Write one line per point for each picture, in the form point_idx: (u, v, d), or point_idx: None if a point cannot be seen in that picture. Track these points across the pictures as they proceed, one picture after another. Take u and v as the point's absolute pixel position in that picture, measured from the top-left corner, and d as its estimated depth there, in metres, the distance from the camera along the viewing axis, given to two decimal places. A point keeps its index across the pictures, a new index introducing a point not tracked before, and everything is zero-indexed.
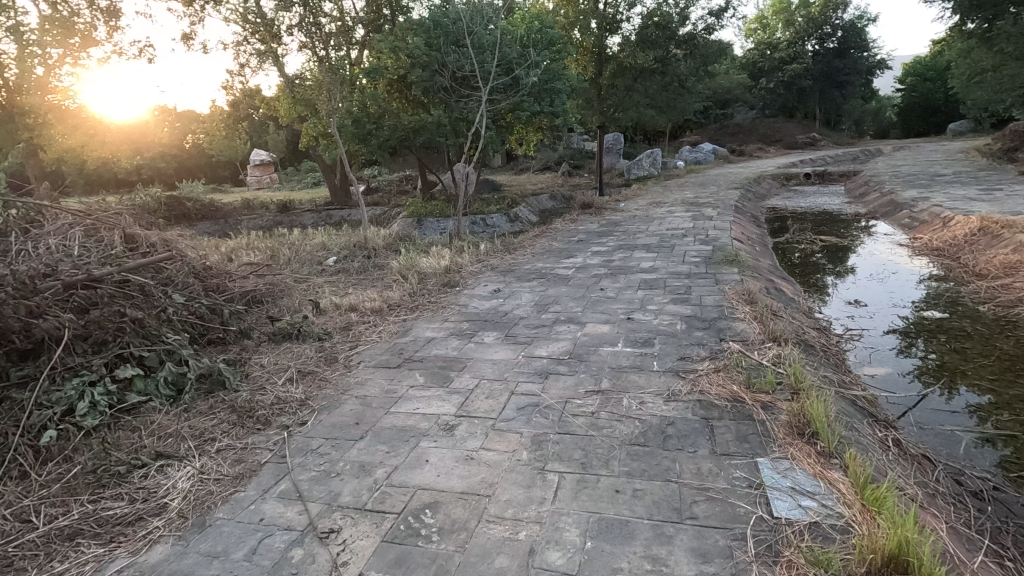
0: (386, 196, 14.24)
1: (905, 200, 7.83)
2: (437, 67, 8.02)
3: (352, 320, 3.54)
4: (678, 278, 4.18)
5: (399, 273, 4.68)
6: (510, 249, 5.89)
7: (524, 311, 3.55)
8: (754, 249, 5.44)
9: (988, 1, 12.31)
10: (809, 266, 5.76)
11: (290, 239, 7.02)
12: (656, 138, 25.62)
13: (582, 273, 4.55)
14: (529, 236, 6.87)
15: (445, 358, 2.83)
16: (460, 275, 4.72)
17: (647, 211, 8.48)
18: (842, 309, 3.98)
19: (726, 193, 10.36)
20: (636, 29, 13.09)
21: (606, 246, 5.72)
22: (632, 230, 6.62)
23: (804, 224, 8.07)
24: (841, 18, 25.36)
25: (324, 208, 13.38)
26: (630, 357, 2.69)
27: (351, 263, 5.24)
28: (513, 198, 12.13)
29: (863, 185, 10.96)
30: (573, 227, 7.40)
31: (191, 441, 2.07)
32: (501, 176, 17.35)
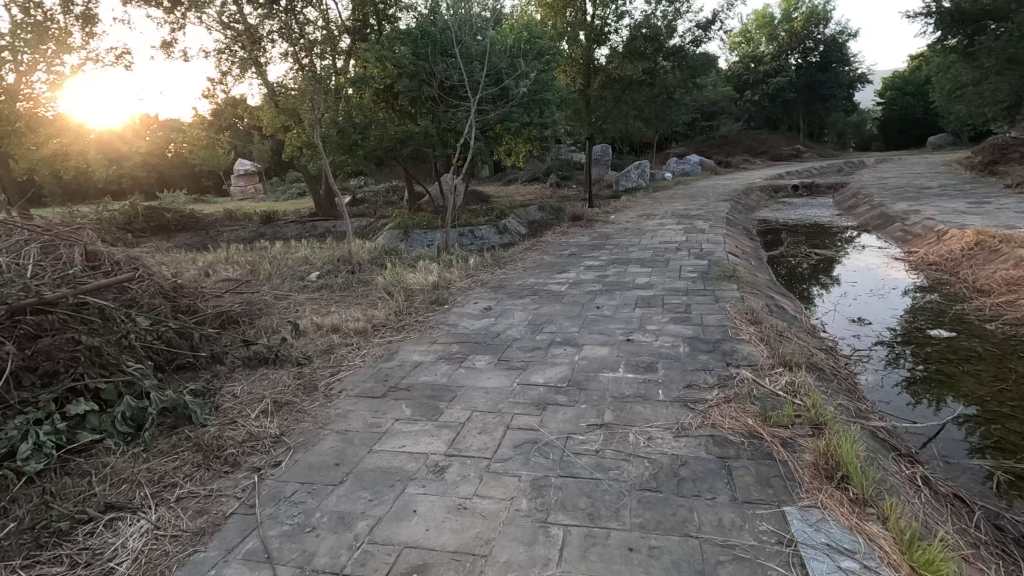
0: (372, 207, 14.03)
1: (896, 213, 7.81)
2: (427, 77, 7.90)
3: (334, 342, 3.32)
4: (676, 295, 4.02)
5: (385, 290, 4.47)
6: (500, 263, 5.71)
7: (518, 331, 3.36)
8: (751, 264, 5.32)
9: (969, 17, 12.52)
10: (804, 279, 5.64)
11: (272, 252, 6.79)
12: (643, 149, 25.74)
13: (576, 290, 4.38)
14: (519, 249, 6.70)
15: (434, 386, 2.63)
16: (449, 292, 4.53)
17: (639, 223, 8.37)
18: (846, 327, 3.84)
19: (716, 205, 10.31)
20: (624, 41, 13.10)
21: (600, 260, 5.57)
22: (625, 243, 6.48)
23: (796, 237, 8.01)
24: (823, 33, 25.79)
25: (308, 219, 13.12)
26: (633, 384, 2.51)
27: (335, 279, 5.02)
28: (502, 209, 11.97)
29: (851, 197, 10.99)
30: (564, 240, 7.25)
31: (148, 488, 1.84)
32: (488, 187, 17.21)
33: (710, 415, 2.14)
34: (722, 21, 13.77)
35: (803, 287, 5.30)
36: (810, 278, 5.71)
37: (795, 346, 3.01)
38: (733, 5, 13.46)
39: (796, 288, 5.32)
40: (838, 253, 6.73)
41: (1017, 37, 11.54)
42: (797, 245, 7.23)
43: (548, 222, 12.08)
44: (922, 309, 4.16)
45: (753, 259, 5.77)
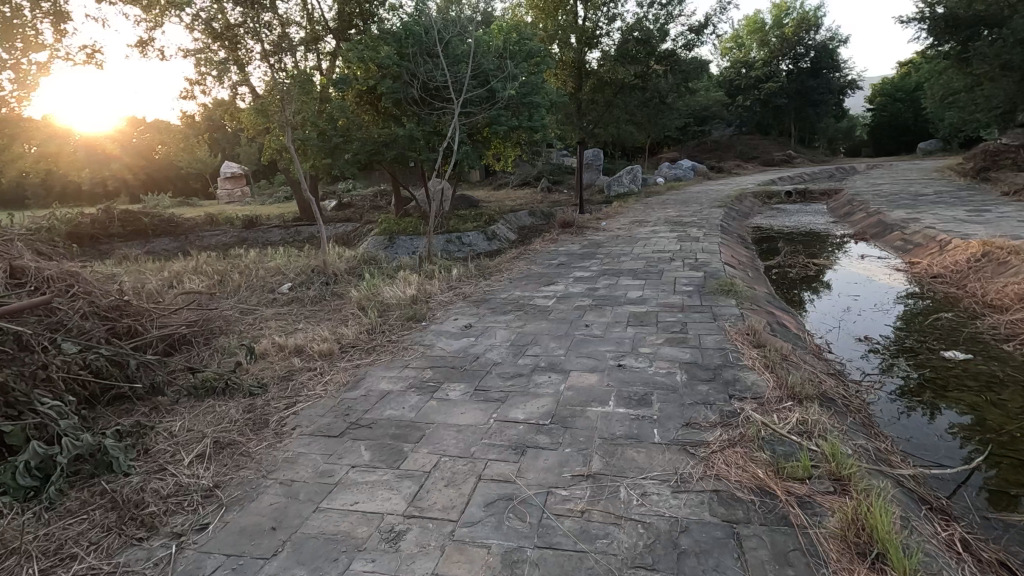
0: (358, 212, 13.71)
1: (894, 221, 7.61)
2: (410, 78, 7.61)
3: (296, 367, 3.00)
4: (671, 312, 3.74)
5: (359, 305, 4.16)
6: (485, 274, 5.42)
7: (499, 354, 3.06)
8: (748, 276, 5.05)
9: (963, 22, 12.40)
10: (803, 291, 5.39)
11: (247, 260, 6.47)
12: (634, 154, 25.61)
13: (563, 305, 4.09)
14: (506, 258, 6.42)
15: (399, 422, 2.32)
16: (428, 306, 4.22)
17: (630, 231, 8.11)
18: (853, 347, 3.58)
19: (709, 212, 10.08)
20: (615, 44, 12.89)
21: (590, 271, 5.29)
22: (616, 252, 6.22)
23: (792, 245, 7.78)
24: (814, 39, 25.81)
25: (293, 224, 12.79)
26: (624, 422, 2.21)
27: (307, 291, 4.71)
28: (491, 215, 11.69)
29: (846, 203, 10.81)
30: (553, 248, 6.98)
31: (39, 564, 1.53)
32: (479, 191, 16.93)
33: (713, 463, 1.85)
34: (715, 25, 13.60)
35: (804, 300, 5.04)
36: (808, 289, 5.48)
37: (803, 373, 2.73)
38: (726, 9, 13.30)
39: (794, 300, 5.09)
40: (837, 262, 6.50)
41: (1012, 43, 11.20)
42: (794, 254, 7.00)
43: (538, 228, 11.81)
44: (931, 325, 3.90)
45: (750, 270, 5.51)
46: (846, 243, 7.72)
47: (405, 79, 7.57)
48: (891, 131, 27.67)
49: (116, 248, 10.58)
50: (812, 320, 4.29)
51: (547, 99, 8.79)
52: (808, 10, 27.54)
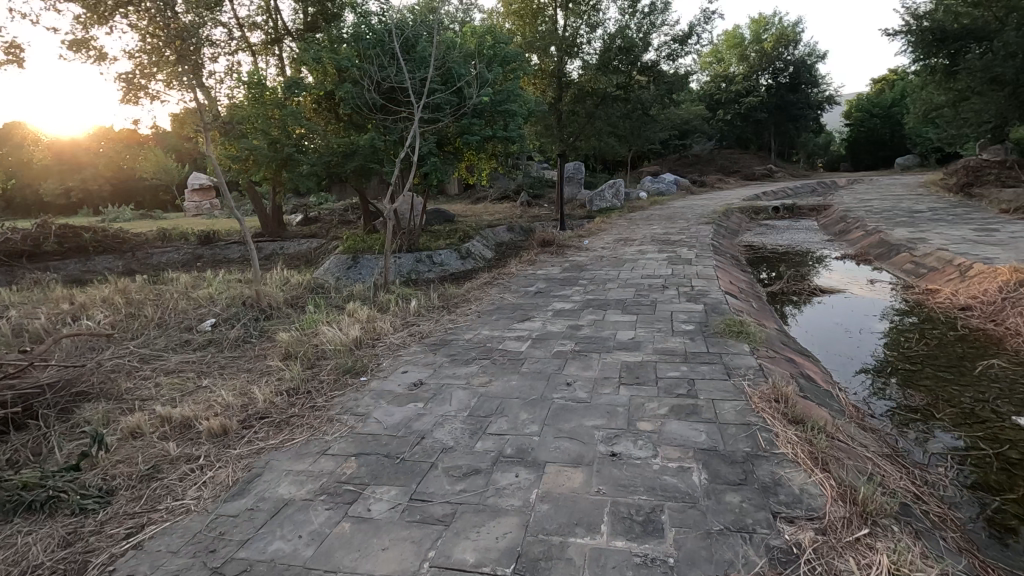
0: (325, 227, 12.90)
1: (897, 241, 7.04)
2: (372, 82, 6.88)
3: (169, 455, 2.18)
4: (671, 362, 3.03)
5: (286, 353, 3.36)
6: (451, 305, 4.65)
7: (450, 434, 2.29)
8: (753, 309, 4.36)
9: (951, 35, 12.10)
10: (814, 324, 4.70)
11: (179, 285, 5.63)
12: (616, 168, 25.26)
13: (539, 350, 3.36)
14: (477, 284, 5.68)
15: (283, 572, 1.52)
16: (373, 352, 3.45)
17: (615, 250, 7.46)
18: (899, 407, 2.86)
19: (697, 229, 9.49)
20: (597, 53, 12.36)
21: (571, 302, 4.57)
22: (600, 277, 5.54)
23: (790, 267, 7.16)
24: (792, 54, 25.81)
25: (252, 240, 11.91)
26: (624, 572, 1.46)
27: (230, 331, 3.88)
28: (466, 231, 10.97)
29: (839, 220, 10.31)
30: (530, 271, 6.27)
31: None
32: (455, 205, 16.18)
33: None
34: (699, 35, 13.18)
35: (817, 335, 4.34)
36: (817, 321, 4.79)
37: (862, 467, 2.01)
38: (711, 18, 12.87)
39: (807, 334, 4.40)
40: (842, 287, 5.87)
41: (1003, 56, 10.82)
42: (792, 279, 6.37)
43: (516, 246, 11.09)
44: (983, 375, 3.18)
45: (755, 301, 4.81)
46: (843, 265, 7.13)
47: (366, 82, 6.82)
48: (868, 146, 27.76)
49: (51, 268, 9.65)
50: (835, 366, 3.57)
51: (525, 108, 8.12)
52: (787, 26, 27.61)
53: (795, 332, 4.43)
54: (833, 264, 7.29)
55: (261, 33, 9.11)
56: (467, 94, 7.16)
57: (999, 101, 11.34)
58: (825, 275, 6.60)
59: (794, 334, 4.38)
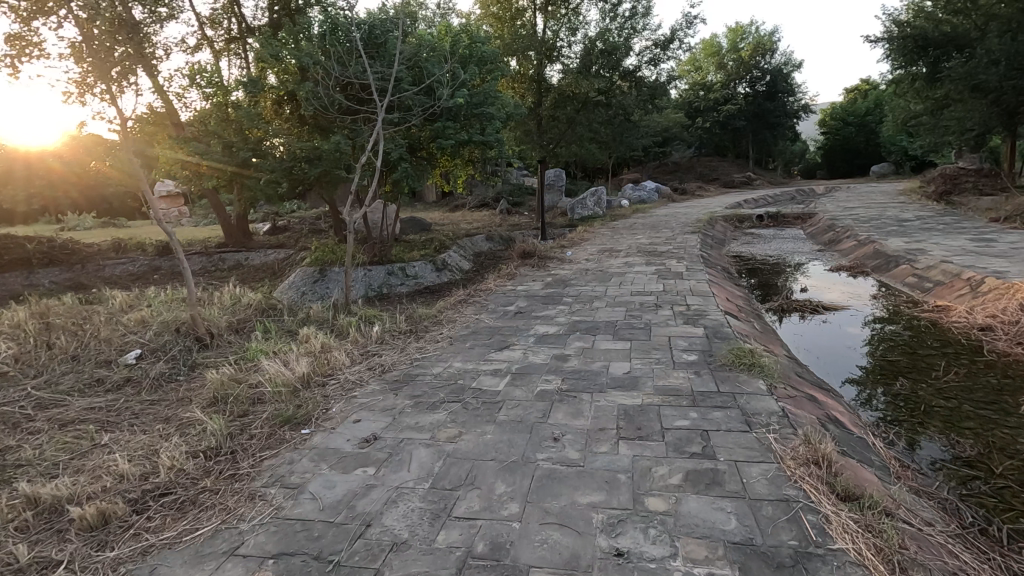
0: (294, 237, 12.24)
1: (894, 252, 6.70)
2: (337, 80, 6.34)
3: (18, 564, 1.61)
4: (677, 406, 2.53)
5: (215, 396, 2.78)
6: (419, 329, 4.11)
7: (404, 521, 1.76)
8: (759, 333, 3.91)
9: (932, 42, 11.99)
10: (823, 346, 4.26)
11: (113, 304, 4.99)
12: (596, 175, 24.99)
13: (520, 390, 2.85)
14: (451, 301, 5.16)
15: None
16: (323, 393, 2.89)
17: (600, 263, 7.01)
18: (945, 458, 2.39)
19: (684, 239, 9.11)
20: (578, 57, 11.98)
21: (556, 325, 4.08)
22: (586, 295, 5.06)
23: (781, 280, 6.78)
24: (769, 63, 25.93)
25: (215, 251, 11.20)
26: None
27: (155, 365, 3.29)
28: (443, 241, 10.45)
29: (827, 229, 10.03)
30: (510, 287, 5.77)
31: None
32: (432, 213, 15.65)
33: None
34: (682, 40, 12.91)
35: (829, 359, 3.89)
36: (825, 343, 4.35)
37: (942, 566, 1.55)
38: (693, 23, 12.62)
39: (813, 356, 4.02)
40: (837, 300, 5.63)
41: (986, 63, 10.69)
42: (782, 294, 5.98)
43: (495, 257, 10.58)
44: None
45: (757, 322, 4.34)
46: (830, 278, 6.80)
47: (330, 80, 6.27)
48: (844, 154, 28.00)
49: None
50: (856, 400, 3.10)
51: (503, 112, 7.63)
52: (763, 35, 27.78)
53: (805, 356, 3.96)
54: (818, 277, 6.96)
55: (223, 31, 8.52)
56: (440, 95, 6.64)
57: (982, 108, 11.23)
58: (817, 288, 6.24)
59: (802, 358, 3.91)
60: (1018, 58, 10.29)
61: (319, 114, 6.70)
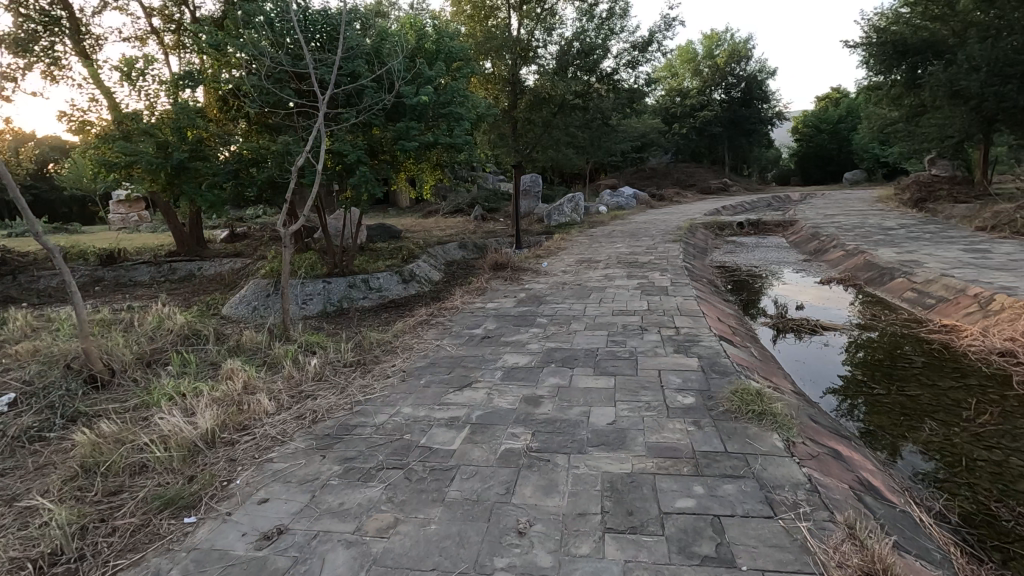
0: (253, 244, 11.47)
1: (887, 263, 6.33)
2: (287, 75, 5.76)
3: None
4: (677, 475, 1.99)
5: (82, 466, 2.14)
6: (367, 360, 3.49)
7: None
8: (759, 361, 3.45)
9: (912, 48, 11.82)
10: (826, 369, 3.78)
11: (13, 327, 4.28)
12: (573, 181, 24.61)
13: (479, 449, 2.28)
14: (410, 323, 4.56)
15: None
16: (230, 457, 2.27)
17: (578, 275, 6.50)
18: (1012, 540, 1.90)
19: (666, 248, 8.67)
20: (554, 59, 11.51)
21: (528, 354, 3.53)
22: (563, 315, 4.53)
23: (768, 292, 6.38)
24: (744, 70, 25.94)
25: (165, 260, 10.37)
26: None
27: (24, 417, 2.62)
28: (411, 250, 9.85)
29: (810, 238, 9.69)
30: (479, 304, 5.21)
31: None
32: (404, 219, 15.00)
33: None
34: (660, 43, 12.56)
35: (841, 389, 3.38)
36: (829, 367, 3.88)
37: None
38: (672, 26, 12.29)
39: (812, 380, 3.61)
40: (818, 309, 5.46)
41: (967, 69, 10.54)
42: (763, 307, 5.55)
43: (467, 267, 10.00)
44: None
45: (755, 347, 3.85)
46: (814, 291, 6.40)
47: (279, 74, 5.70)
48: (817, 161, 28.20)
49: None
50: (883, 447, 2.62)
51: (473, 113, 7.07)
52: (738, 42, 27.83)
53: (810, 384, 3.47)
54: (799, 289, 6.57)
55: (168, 21, 7.81)
56: (402, 93, 6.05)
57: (962, 115, 11.06)
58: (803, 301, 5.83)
59: (809, 388, 3.41)
60: (999, 64, 10.10)
61: (268, 112, 6.07)
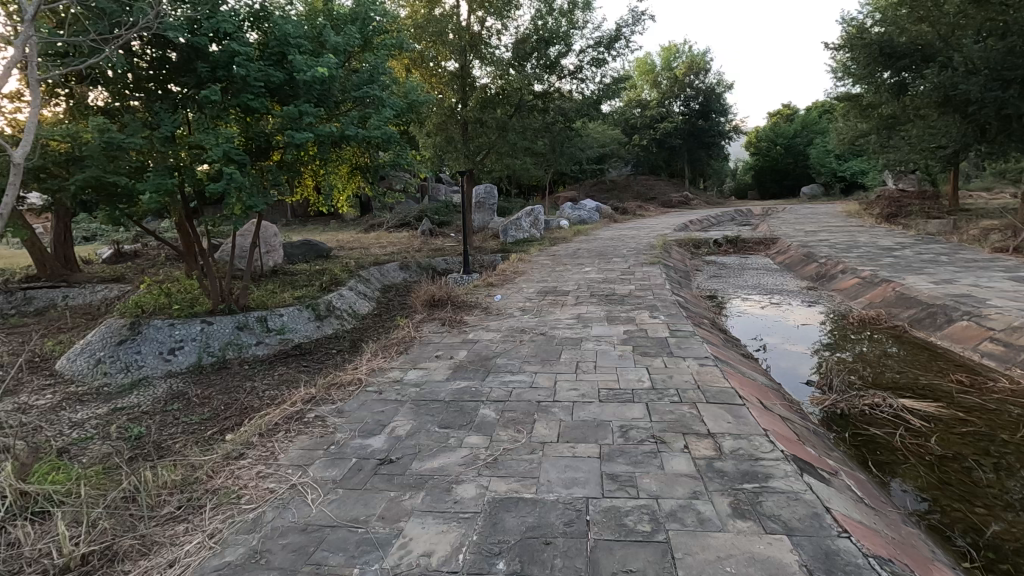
0: (142, 265, 9.32)
1: (931, 299, 4.98)
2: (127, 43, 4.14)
3: None
4: None
5: None
6: (119, 554, 1.72)
7: None
8: (884, 522, 1.90)
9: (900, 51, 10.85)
10: (964, 498, 2.24)
11: None
12: (530, 194, 23.18)
13: None
14: (270, 422, 2.76)
15: None
16: None
17: (541, 316, 4.88)
18: None
19: (643, 273, 7.17)
20: (509, 50, 10.01)
21: (458, 522, 1.83)
22: (522, 401, 2.87)
23: (774, 332, 5.08)
24: (702, 82, 25.23)
25: (15, 285, 8.11)
26: None
27: None
28: (334, 274, 8.01)
29: (804, 260, 8.38)
30: (396, 373, 3.47)
31: None
32: (338, 235, 13.07)
33: None
34: (627, 39, 11.22)
35: None
36: (959, 487, 2.32)
37: None
38: (640, 20, 11.01)
39: (954, 530, 2.06)
40: (848, 357, 4.20)
41: (963, 73, 9.54)
42: (787, 359, 4.20)
43: (405, 294, 8.22)
44: None
45: (845, 472, 2.27)
46: (831, 331, 5.05)
47: (106, 33, 4.01)
48: (773, 175, 27.78)
49: None
50: None
51: (402, 103, 5.36)
52: (695, 55, 27.22)
53: (855, 453, 2.62)
54: (813, 330, 5.20)
55: None
56: (293, 64, 4.24)
57: (955, 123, 10.05)
58: (833, 352, 4.40)
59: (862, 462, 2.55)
60: (998, 67, 9.15)
61: (108, 83, 4.23)
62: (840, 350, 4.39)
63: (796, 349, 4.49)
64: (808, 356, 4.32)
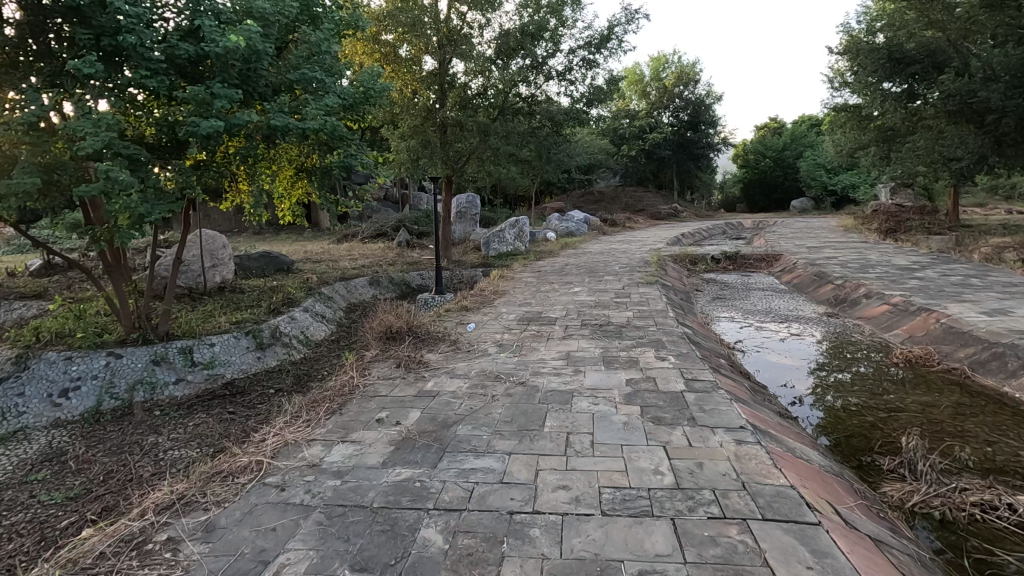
0: (73, 279, 8.15)
1: (992, 336, 4.13)
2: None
3: None
4: None
5: None
6: None
7: None
8: None
9: (910, 56, 10.33)
10: None
11: None
12: (514, 205, 22.21)
13: None
14: (88, 560, 1.74)
15: None
16: None
17: (522, 354, 3.91)
18: None
19: (641, 295, 6.24)
20: (491, 47, 9.14)
21: None
22: (488, 514, 1.90)
23: (800, 374, 4.15)
24: (693, 93, 24.61)
25: None
26: None
27: None
28: (287, 291, 6.99)
29: (816, 281, 7.55)
30: (317, 450, 2.47)
31: None
32: (305, 246, 11.98)
33: None
34: (620, 38, 10.42)
35: None
36: None
37: None
38: (634, 18, 10.24)
39: None
40: (904, 413, 3.30)
41: (980, 79, 8.99)
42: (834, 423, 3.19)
43: (369, 316, 7.22)
44: None
45: None
46: (869, 372, 4.17)
47: None
48: (762, 188, 27.18)
49: None
50: None
51: (354, 94, 4.43)
52: (685, 66, 26.67)
53: None
54: (848, 370, 4.29)
55: None
56: (204, 35, 3.30)
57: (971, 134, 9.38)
58: (883, 404, 3.50)
59: None
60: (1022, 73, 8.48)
61: None
62: (892, 403, 3.50)
63: (835, 404, 3.51)
64: (851, 413, 3.38)
